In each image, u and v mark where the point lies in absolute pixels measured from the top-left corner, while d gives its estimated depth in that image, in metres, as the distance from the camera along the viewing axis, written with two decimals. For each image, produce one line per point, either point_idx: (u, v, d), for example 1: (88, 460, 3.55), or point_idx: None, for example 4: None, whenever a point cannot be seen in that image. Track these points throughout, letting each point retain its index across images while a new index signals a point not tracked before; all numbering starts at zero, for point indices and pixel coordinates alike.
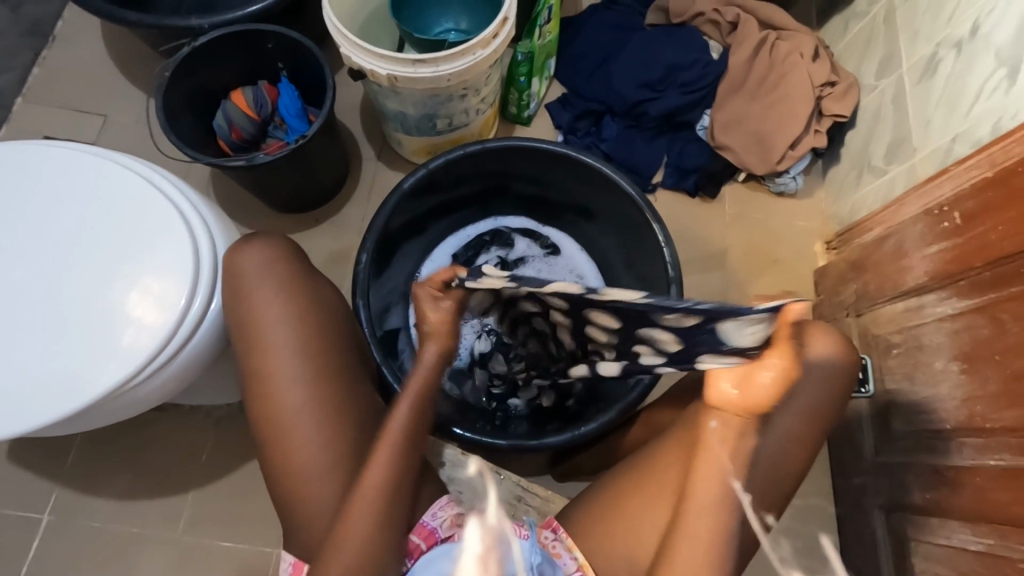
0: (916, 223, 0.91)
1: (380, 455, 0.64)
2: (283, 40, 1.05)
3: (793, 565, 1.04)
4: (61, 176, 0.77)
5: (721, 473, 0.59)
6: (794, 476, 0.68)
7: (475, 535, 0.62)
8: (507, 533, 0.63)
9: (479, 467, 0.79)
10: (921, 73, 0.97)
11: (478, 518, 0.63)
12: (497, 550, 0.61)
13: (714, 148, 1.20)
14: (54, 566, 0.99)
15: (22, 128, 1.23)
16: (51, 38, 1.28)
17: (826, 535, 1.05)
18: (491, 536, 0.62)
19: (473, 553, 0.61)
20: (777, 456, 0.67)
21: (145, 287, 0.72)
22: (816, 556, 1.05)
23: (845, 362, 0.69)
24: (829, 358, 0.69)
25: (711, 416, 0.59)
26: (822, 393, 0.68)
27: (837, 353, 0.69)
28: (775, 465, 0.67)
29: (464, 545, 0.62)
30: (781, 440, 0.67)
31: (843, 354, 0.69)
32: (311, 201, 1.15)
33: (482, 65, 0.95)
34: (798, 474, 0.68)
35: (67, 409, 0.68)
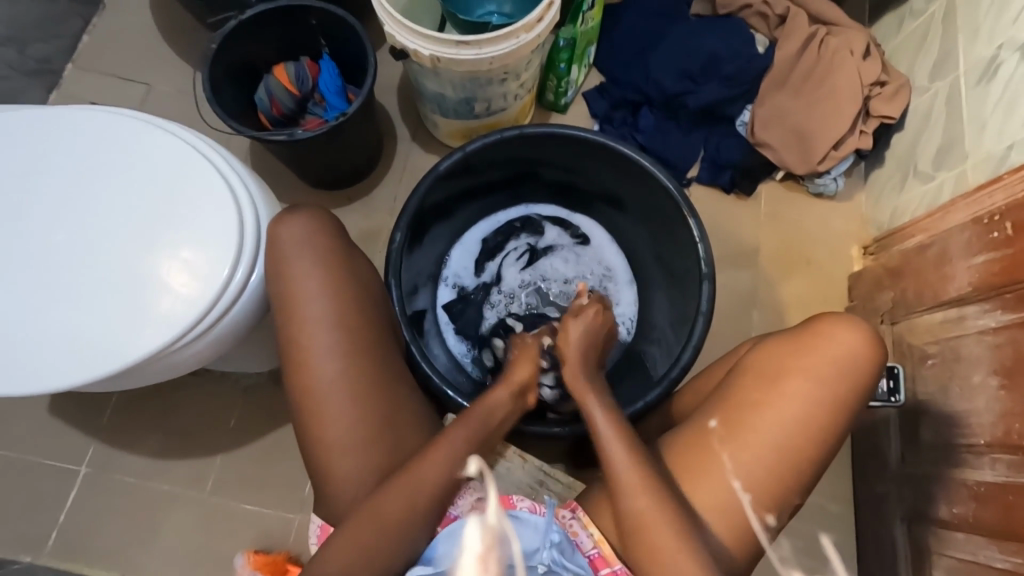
0: (962, 232, 0.88)
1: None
2: (327, 17, 1.06)
3: (793, 564, 1.03)
4: (114, 141, 0.79)
5: (725, 472, 0.65)
6: (808, 472, 0.66)
7: (474, 534, 0.65)
8: (507, 529, 0.65)
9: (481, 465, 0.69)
10: (978, 76, 0.94)
11: (478, 518, 0.66)
12: (497, 549, 0.64)
13: (753, 145, 1.17)
14: (89, 515, 1.04)
15: (71, 94, 1.26)
16: (101, 6, 1.31)
17: (823, 535, 1.05)
18: (491, 536, 0.65)
19: (473, 553, 0.64)
20: (792, 448, 0.65)
21: (190, 254, 0.74)
22: (813, 553, 1.04)
23: (866, 356, 0.68)
24: (847, 363, 0.67)
25: (710, 417, 0.68)
26: (842, 383, 0.67)
27: (858, 346, 0.67)
28: (791, 459, 0.65)
29: (464, 544, 0.64)
30: (797, 427, 0.66)
31: (868, 354, 0.68)
32: (346, 178, 1.17)
33: (524, 50, 0.94)
34: (819, 469, 0.67)
35: (114, 366, 0.70)
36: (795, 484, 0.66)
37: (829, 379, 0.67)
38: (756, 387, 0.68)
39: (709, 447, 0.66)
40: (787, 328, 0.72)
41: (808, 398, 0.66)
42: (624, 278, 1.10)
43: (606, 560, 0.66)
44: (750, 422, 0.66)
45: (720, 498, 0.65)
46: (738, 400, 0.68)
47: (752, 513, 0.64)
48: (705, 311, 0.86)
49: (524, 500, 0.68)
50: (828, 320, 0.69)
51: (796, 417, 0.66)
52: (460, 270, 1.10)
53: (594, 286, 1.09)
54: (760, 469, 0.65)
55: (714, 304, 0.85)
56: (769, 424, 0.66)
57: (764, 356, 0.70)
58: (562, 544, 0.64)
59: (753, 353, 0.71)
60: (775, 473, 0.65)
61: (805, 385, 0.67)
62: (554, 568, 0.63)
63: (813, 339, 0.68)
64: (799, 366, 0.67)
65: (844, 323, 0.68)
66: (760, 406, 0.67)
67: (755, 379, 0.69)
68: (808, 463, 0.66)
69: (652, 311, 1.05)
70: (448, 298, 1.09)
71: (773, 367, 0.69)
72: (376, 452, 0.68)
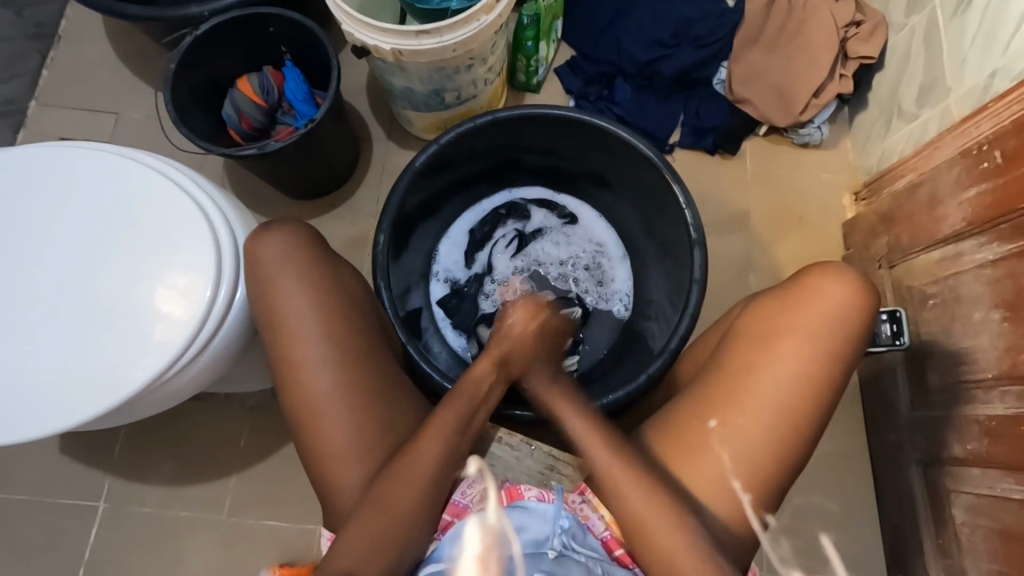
0: (952, 167, 0.87)
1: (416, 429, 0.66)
2: (284, 23, 1.03)
3: (792, 564, 1.02)
4: (78, 174, 0.78)
5: (722, 464, 0.64)
6: (813, 432, 0.66)
7: (474, 534, 0.61)
8: (507, 530, 0.62)
9: (479, 466, 0.70)
10: (955, 4, 0.91)
11: (478, 517, 0.63)
12: (498, 549, 0.60)
13: (732, 102, 1.15)
14: (113, 549, 1.05)
15: (38, 132, 1.24)
16: (57, 38, 1.28)
17: (823, 535, 1.03)
18: (491, 536, 0.61)
19: (473, 553, 0.60)
20: (797, 405, 0.65)
21: (173, 280, 0.74)
22: (813, 554, 1.02)
23: (857, 305, 0.67)
24: (839, 315, 0.66)
25: (710, 416, 0.66)
26: (837, 336, 0.66)
27: (848, 296, 0.67)
28: (796, 414, 0.65)
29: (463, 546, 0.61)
30: (798, 383, 0.65)
31: (858, 302, 0.67)
32: (324, 185, 1.15)
33: (487, 33, 0.92)
34: (823, 422, 0.66)
35: (109, 401, 0.70)
36: (797, 452, 0.65)
37: (823, 333, 0.66)
38: (752, 349, 0.68)
39: (710, 448, 0.65)
40: (775, 286, 0.72)
41: (805, 355, 0.66)
42: (617, 254, 1.09)
43: (618, 540, 0.67)
44: (750, 388, 0.66)
45: (722, 494, 0.64)
46: (740, 366, 0.68)
47: (752, 513, 0.64)
48: (699, 278, 0.85)
49: (532, 488, 0.68)
50: (814, 273, 0.69)
51: (797, 375, 0.65)
52: (451, 264, 1.10)
53: (588, 265, 1.09)
54: (764, 432, 0.64)
55: (707, 269, 0.85)
56: (770, 385, 0.65)
57: (755, 319, 0.70)
58: (572, 529, 0.65)
59: (746, 318, 0.71)
60: (781, 435, 0.65)
61: (801, 343, 0.66)
62: (565, 554, 0.63)
63: (803, 295, 0.68)
64: (791, 322, 0.67)
65: (830, 274, 0.68)
66: (758, 368, 0.66)
67: (751, 343, 0.68)
68: (808, 426, 0.65)
69: (647, 284, 1.04)
70: (441, 294, 1.08)
71: (767, 329, 0.68)
72: (380, 457, 0.68)
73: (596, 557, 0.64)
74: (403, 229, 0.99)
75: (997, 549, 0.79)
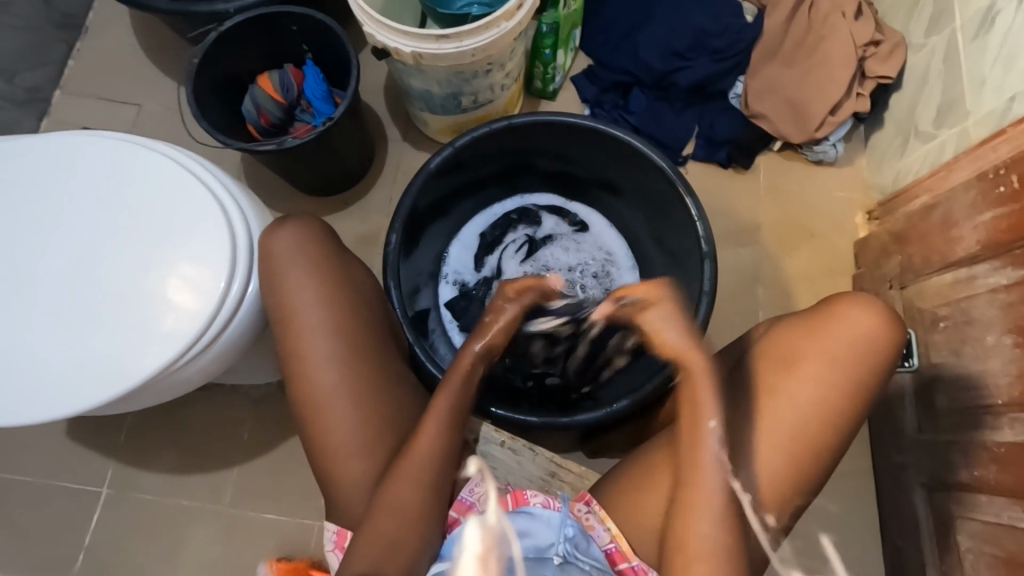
0: (968, 190, 0.86)
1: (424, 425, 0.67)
2: (307, 22, 1.05)
3: (792, 565, 1.00)
4: (99, 164, 0.79)
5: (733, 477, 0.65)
6: (825, 461, 0.66)
7: (474, 534, 0.63)
8: (508, 531, 0.63)
9: (479, 466, 0.70)
10: (976, 28, 0.91)
11: (478, 518, 0.64)
12: (498, 549, 0.61)
13: (747, 117, 1.15)
14: (113, 534, 1.06)
15: (61, 120, 1.26)
16: (84, 29, 1.31)
17: (822, 534, 1.02)
18: (491, 537, 0.62)
19: (473, 553, 0.61)
20: (812, 429, 0.65)
21: (187, 271, 0.75)
22: (812, 554, 1.01)
23: (883, 335, 0.66)
24: (864, 347, 0.66)
25: (710, 416, 0.64)
26: (860, 365, 0.66)
27: (874, 326, 0.66)
28: (812, 440, 0.65)
29: (464, 546, 0.62)
30: (817, 409, 0.65)
31: (885, 333, 0.67)
32: (338, 183, 1.16)
33: (506, 40, 0.93)
34: (840, 449, 0.66)
35: (119, 388, 0.71)
36: (811, 476, 0.65)
37: (847, 360, 0.66)
38: (772, 372, 0.67)
39: (709, 449, 0.63)
40: (799, 310, 0.71)
41: (827, 382, 0.65)
42: (626, 264, 1.09)
43: (624, 554, 0.66)
44: (765, 409, 0.66)
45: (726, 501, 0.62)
46: (755, 386, 0.67)
47: (754, 517, 0.64)
48: (708, 291, 0.85)
49: (538, 494, 0.67)
50: (844, 301, 0.68)
51: (816, 401, 0.65)
52: (461, 267, 1.10)
53: (596, 273, 1.08)
54: (778, 454, 0.65)
55: (716, 282, 0.84)
56: (788, 410, 0.65)
57: (777, 338, 0.69)
58: (575, 538, 0.65)
59: (766, 337, 0.71)
60: (795, 458, 0.65)
61: (823, 369, 0.66)
62: (570, 561, 0.63)
63: (829, 321, 0.67)
64: (815, 348, 0.67)
65: (858, 303, 0.67)
66: (777, 391, 0.66)
67: (771, 365, 0.68)
68: (820, 451, 0.65)
69: None
70: (450, 296, 1.09)
71: (791, 351, 0.67)
72: (384, 454, 0.68)
73: (600, 567, 0.64)
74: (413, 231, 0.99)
75: None
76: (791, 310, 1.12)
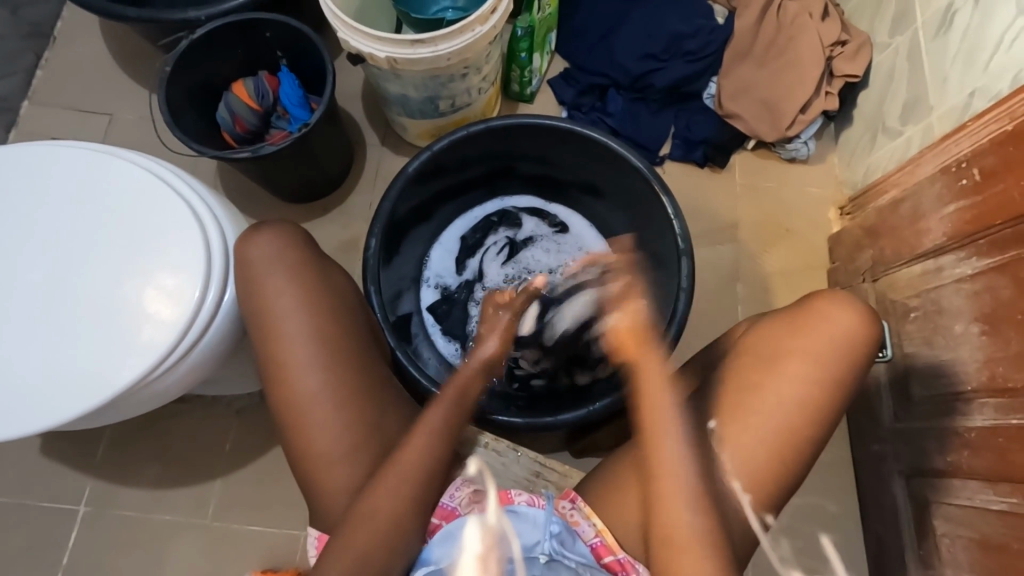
0: (933, 183, 0.89)
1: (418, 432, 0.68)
2: (281, 29, 1.04)
3: (793, 564, 1.02)
4: (68, 174, 0.78)
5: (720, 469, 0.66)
6: (807, 457, 0.67)
7: (474, 534, 0.64)
8: (507, 528, 0.65)
9: (479, 466, 0.72)
10: (936, 26, 0.94)
11: (477, 517, 0.65)
12: (497, 549, 0.63)
13: (721, 117, 1.17)
14: (92, 553, 1.03)
15: (30, 131, 1.24)
16: (52, 39, 1.28)
17: (820, 535, 1.04)
18: (491, 536, 0.64)
19: (473, 553, 0.63)
20: (794, 422, 0.66)
21: (162, 281, 0.74)
22: (812, 554, 1.03)
23: (862, 331, 0.68)
24: (843, 344, 0.67)
25: (709, 417, 0.68)
26: (841, 361, 0.67)
27: (855, 323, 0.68)
28: (795, 435, 0.66)
29: (463, 546, 0.64)
30: (800, 405, 0.66)
31: (864, 329, 0.68)
32: (317, 190, 1.16)
33: (482, 43, 0.93)
34: (822, 442, 0.67)
35: (94, 402, 0.70)
36: (793, 470, 0.66)
37: (828, 357, 0.67)
38: (755, 369, 0.68)
39: (710, 449, 0.66)
40: (781, 308, 0.73)
41: (808, 378, 0.66)
42: None
43: (609, 547, 0.66)
44: (751, 405, 0.67)
45: (709, 488, 0.64)
46: (738, 383, 0.69)
47: (752, 514, 0.65)
48: (686, 287, 0.86)
49: (521, 493, 0.68)
50: (825, 298, 0.69)
51: (798, 397, 0.66)
52: (442, 270, 1.10)
53: None
54: (761, 449, 0.65)
55: (693, 281, 0.85)
56: (772, 406, 0.66)
57: (761, 336, 0.71)
58: (562, 535, 0.65)
59: (750, 334, 0.72)
60: (778, 453, 0.65)
61: (805, 365, 0.67)
62: (557, 559, 0.63)
63: (812, 319, 0.68)
64: (798, 344, 0.68)
65: (837, 300, 0.69)
66: (761, 388, 0.67)
67: (754, 363, 0.69)
68: (802, 447, 0.66)
69: None
70: (432, 299, 1.09)
71: (776, 348, 0.68)
72: (367, 460, 0.68)
73: (587, 563, 0.64)
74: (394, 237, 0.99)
75: (977, 560, 0.80)
76: (769, 305, 1.14)
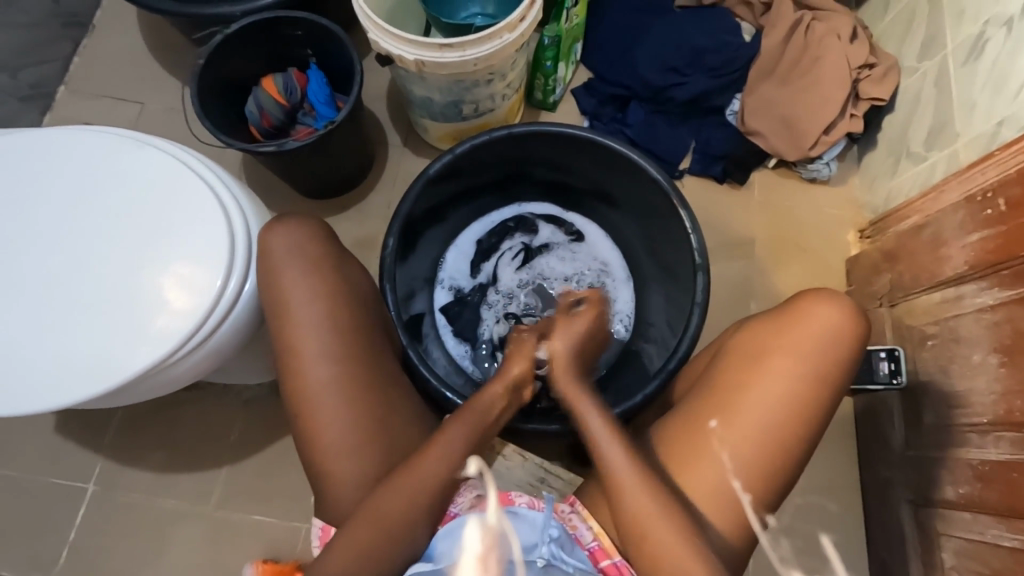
0: (957, 211, 0.88)
1: None
2: (313, 27, 1.06)
3: (793, 564, 1.01)
4: (100, 160, 0.80)
5: (722, 470, 0.65)
6: (800, 456, 0.66)
7: (475, 535, 0.63)
8: (507, 528, 0.64)
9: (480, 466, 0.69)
10: (966, 54, 0.93)
11: (478, 518, 0.64)
12: (498, 549, 0.61)
13: (744, 134, 1.17)
14: (98, 532, 1.05)
15: (64, 116, 1.27)
16: (90, 27, 1.32)
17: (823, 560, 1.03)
18: (491, 536, 0.62)
19: (473, 553, 0.61)
20: (783, 418, 0.65)
21: (185, 268, 0.75)
22: (813, 554, 1.02)
23: (846, 327, 0.68)
24: (830, 342, 0.67)
25: (710, 417, 0.67)
26: (823, 357, 0.67)
27: (838, 319, 0.68)
28: (786, 433, 0.65)
29: (463, 546, 0.62)
30: (788, 400, 0.66)
31: (847, 325, 0.68)
32: (338, 186, 1.17)
33: (508, 50, 0.94)
34: (813, 438, 0.67)
35: (113, 383, 0.71)
36: (790, 466, 0.66)
37: (812, 352, 0.67)
38: (740, 367, 0.69)
39: (709, 449, 0.65)
40: (767, 310, 0.73)
41: (793, 374, 0.66)
42: (621, 276, 1.10)
43: (606, 551, 0.66)
44: (741, 405, 0.66)
45: (712, 490, 0.64)
46: (724, 380, 0.69)
47: (751, 514, 0.64)
48: (700, 303, 0.86)
49: (522, 495, 0.69)
50: (809, 296, 0.70)
51: (783, 393, 0.66)
52: (456, 273, 1.11)
53: (592, 284, 1.09)
54: (755, 446, 0.65)
55: (707, 295, 0.85)
56: (759, 404, 0.66)
57: (744, 339, 0.71)
58: (561, 538, 0.65)
59: (739, 337, 0.72)
60: (775, 453, 0.65)
61: (789, 361, 0.67)
62: (554, 563, 0.63)
63: (793, 316, 0.69)
64: (781, 342, 0.68)
65: (818, 297, 0.69)
66: (748, 385, 0.67)
67: (737, 361, 0.69)
68: (796, 445, 0.66)
69: (649, 307, 1.05)
70: (444, 301, 1.09)
71: (760, 345, 0.69)
72: (373, 456, 0.69)
73: (584, 569, 0.64)
74: (410, 237, 1.00)
75: None
76: None
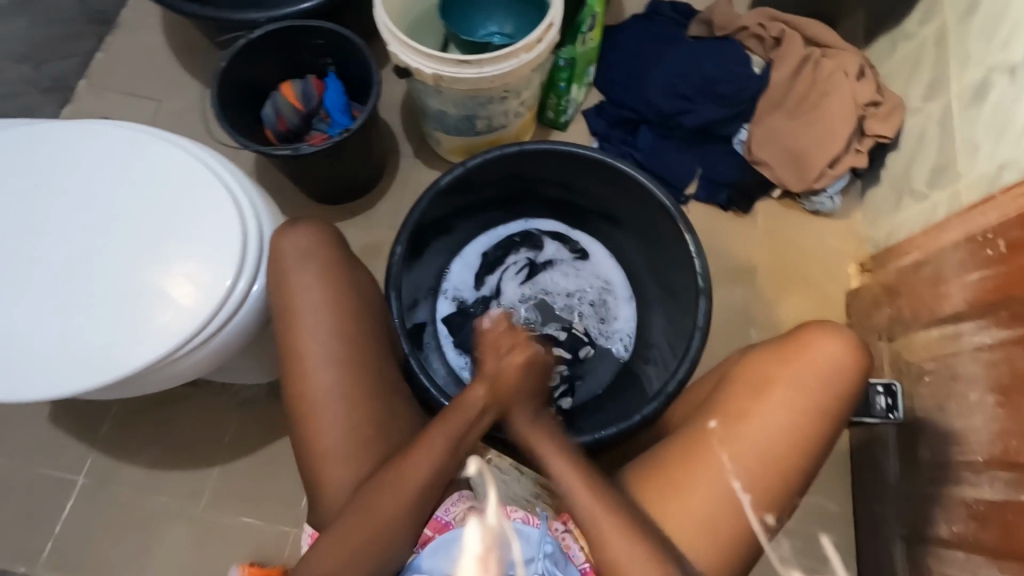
0: (957, 250, 0.89)
1: (422, 439, 0.67)
2: (333, 37, 1.09)
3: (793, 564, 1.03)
4: (120, 154, 0.81)
5: (721, 477, 0.65)
6: (794, 486, 0.67)
7: (475, 535, 0.64)
8: (507, 529, 0.64)
9: (480, 465, 0.71)
10: (970, 97, 0.95)
11: (478, 519, 0.65)
12: (497, 550, 0.63)
13: (750, 163, 1.19)
14: (85, 527, 1.04)
15: (83, 109, 1.29)
16: (115, 25, 1.34)
17: None
18: (491, 536, 0.64)
19: (474, 553, 0.63)
20: (783, 449, 0.66)
21: (196, 265, 0.76)
22: (813, 562, 1.03)
23: (851, 366, 0.68)
24: (832, 367, 0.68)
25: (710, 417, 0.69)
26: (826, 394, 0.68)
27: (845, 357, 0.68)
28: (784, 464, 0.66)
29: (464, 545, 0.64)
30: (789, 433, 0.66)
31: (851, 364, 0.68)
32: (348, 192, 1.18)
33: (524, 69, 0.97)
34: (808, 474, 0.68)
35: (118, 375, 0.71)
36: (786, 486, 0.66)
37: (815, 388, 0.67)
38: (745, 396, 0.69)
39: (709, 444, 0.67)
40: (774, 339, 0.73)
41: (796, 408, 0.67)
42: (623, 294, 1.11)
43: None
44: (741, 434, 0.67)
45: (706, 511, 0.64)
46: (728, 407, 0.69)
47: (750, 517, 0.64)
48: (702, 326, 0.86)
49: (518, 509, 0.67)
50: (812, 329, 0.70)
51: (784, 426, 0.66)
52: (460, 284, 1.12)
53: (593, 301, 1.10)
54: (755, 468, 0.65)
55: (709, 319, 0.86)
56: (761, 433, 0.66)
57: (748, 369, 0.71)
58: (555, 555, 0.64)
59: (741, 365, 0.73)
60: (772, 473, 0.65)
61: (791, 394, 0.67)
62: None
63: (800, 351, 0.69)
64: (786, 375, 0.68)
65: (825, 333, 0.69)
66: (750, 415, 0.68)
67: (742, 389, 0.70)
68: (790, 476, 0.66)
69: (651, 327, 1.06)
70: (447, 311, 1.10)
71: (767, 377, 0.69)
72: (370, 462, 0.69)
73: None
74: (417, 245, 1.01)
75: None
76: None
